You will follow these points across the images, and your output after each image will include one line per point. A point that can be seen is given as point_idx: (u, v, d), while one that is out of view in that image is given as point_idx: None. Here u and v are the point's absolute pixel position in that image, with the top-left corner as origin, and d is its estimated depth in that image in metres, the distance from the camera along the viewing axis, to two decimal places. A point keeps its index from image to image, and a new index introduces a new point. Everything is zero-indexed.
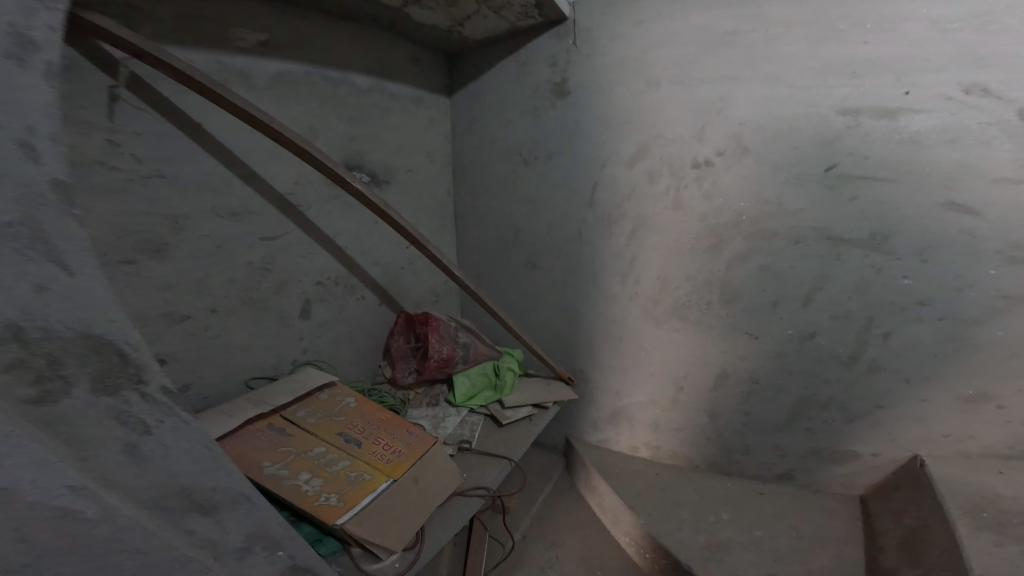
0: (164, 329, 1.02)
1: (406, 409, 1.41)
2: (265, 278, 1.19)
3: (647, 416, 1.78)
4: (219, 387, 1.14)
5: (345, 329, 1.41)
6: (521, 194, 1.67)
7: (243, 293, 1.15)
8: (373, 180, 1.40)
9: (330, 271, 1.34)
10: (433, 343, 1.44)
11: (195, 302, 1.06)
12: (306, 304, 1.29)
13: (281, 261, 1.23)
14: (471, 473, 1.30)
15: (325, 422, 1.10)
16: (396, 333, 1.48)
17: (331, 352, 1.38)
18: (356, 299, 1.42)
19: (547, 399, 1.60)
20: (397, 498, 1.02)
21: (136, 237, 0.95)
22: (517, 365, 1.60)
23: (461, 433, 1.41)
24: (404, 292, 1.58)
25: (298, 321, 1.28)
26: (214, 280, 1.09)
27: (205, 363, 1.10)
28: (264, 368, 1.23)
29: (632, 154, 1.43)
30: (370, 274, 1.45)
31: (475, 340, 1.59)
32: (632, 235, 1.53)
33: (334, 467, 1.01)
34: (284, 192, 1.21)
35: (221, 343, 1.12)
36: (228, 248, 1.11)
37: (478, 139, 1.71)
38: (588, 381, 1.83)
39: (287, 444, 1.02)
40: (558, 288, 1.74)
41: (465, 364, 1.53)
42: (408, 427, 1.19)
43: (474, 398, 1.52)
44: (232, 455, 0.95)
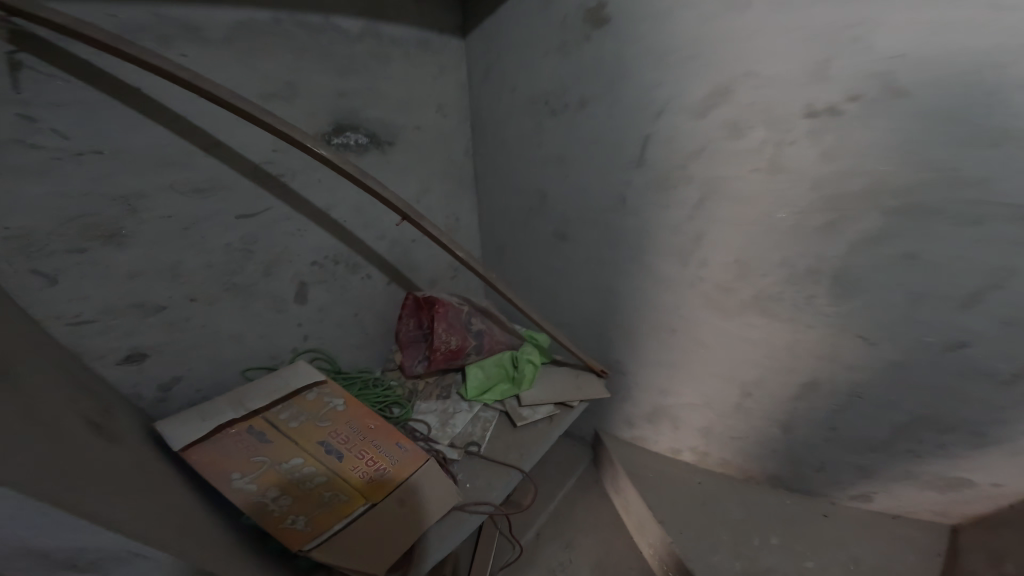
0: (138, 321, 0.97)
1: (413, 403, 1.34)
2: (249, 262, 1.10)
3: (696, 417, 1.54)
4: (213, 378, 1.13)
5: (350, 313, 1.35)
6: (549, 151, 1.37)
7: (225, 280, 1.07)
8: (372, 142, 1.25)
9: (328, 251, 1.24)
10: (439, 333, 1.33)
11: (168, 288, 0.99)
12: (301, 288, 1.21)
13: (266, 239, 1.11)
14: (476, 483, 1.21)
15: (308, 430, 1.04)
16: (405, 318, 1.40)
17: (334, 335, 1.34)
18: (360, 277, 1.33)
19: (573, 398, 1.43)
20: (374, 520, 0.95)
21: (84, 222, 0.86)
22: (538, 357, 1.45)
23: (471, 432, 1.33)
24: (416, 271, 1.48)
25: (294, 305, 1.22)
26: (186, 264, 1.00)
27: (192, 355, 1.07)
28: (261, 358, 1.20)
29: (705, 100, 1.03)
30: (375, 249, 1.34)
31: (491, 328, 1.46)
32: (697, 208, 1.17)
33: (308, 484, 0.95)
34: (259, 162, 1.06)
35: (207, 332, 1.08)
36: (196, 228, 1.00)
37: (495, 87, 1.41)
38: (628, 375, 1.60)
39: (261, 453, 0.97)
40: (592, 270, 1.47)
41: (478, 355, 1.42)
42: (398, 440, 1.11)
43: (489, 392, 1.41)
44: (201, 463, 0.90)
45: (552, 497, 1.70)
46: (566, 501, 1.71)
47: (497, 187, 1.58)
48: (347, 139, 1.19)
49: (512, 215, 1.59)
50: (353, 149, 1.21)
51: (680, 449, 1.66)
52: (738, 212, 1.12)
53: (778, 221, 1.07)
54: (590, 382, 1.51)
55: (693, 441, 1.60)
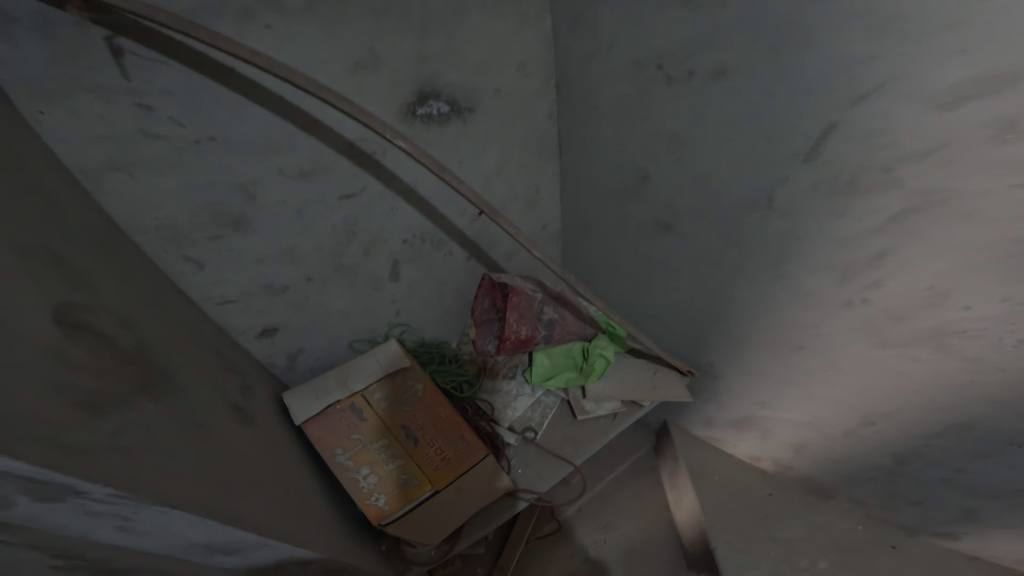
0: (267, 299, 1.06)
1: (481, 380, 1.39)
2: (352, 242, 1.13)
3: (794, 432, 1.40)
4: (327, 349, 1.24)
5: (434, 290, 1.39)
6: (656, 128, 1.11)
7: (333, 261, 1.12)
8: (453, 109, 1.19)
9: (416, 228, 1.24)
10: (508, 321, 1.33)
11: (287, 269, 1.06)
12: (394, 265, 1.25)
13: (364, 221, 1.12)
14: (527, 470, 1.27)
15: (393, 413, 1.09)
16: (480, 296, 1.42)
17: (421, 311, 1.40)
18: (443, 254, 1.35)
19: (645, 399, 1.35)
20: (438, 508, 1.02)
21: (215, 211, 0.91)
22: (611, 353, 1.37)
23: (529, 417, 1.36)
24: (494, 245, 1.45)
25: (390, 284, 1.27)
26: (300, 246, 1.05)
27: (311, 329, 1.18)
28: (363, 331, 1.29)
29: (956, 90, 0.67)
30: (458, 226, 1.32)
31: (565, 316, 1.41)
32: (878, 233, 0.86)
33: (389, 466, 1.03)
34: (354, 140, 1.01)
35: (317, 310, 1.16)
36: (310, 210, 1.02)
37: (586, 47, 1.18)
38: (720, 380, 1.42)
39: (355, 431, 1.05)
40: (686, 274, 1.27)
41: (547, 343, 1.38)
42: (463, 433, 1.09)
43: (553, 378, 1.38)
44: (313, 436, 1.03)
45: (607, 475, 1.79)
46: (631, 484, 1.80)
47: (585, 163, 1.39)
48: (428, 109, 1.15)
49: (604, 194, 1.38)
50: (436, 119, 1.17)
51: (760, 457, 1.62)
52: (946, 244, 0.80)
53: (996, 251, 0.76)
54: (669, 382, 1.39)
55: (781, 451, 1.52)
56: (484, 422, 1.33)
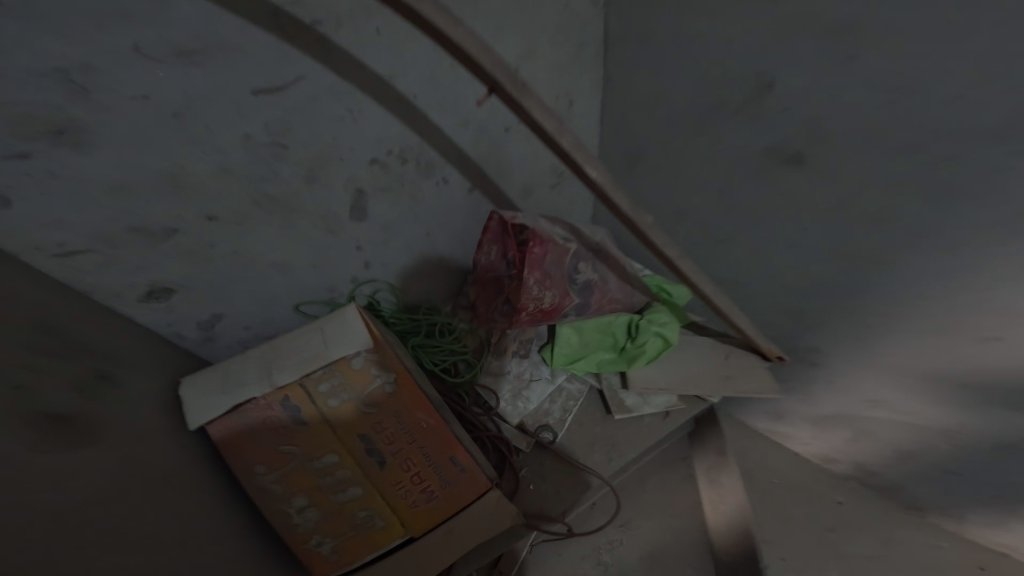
0: (148, 248, 0.72)
1: (483, 360, 1.03)
2: (282, 163, 0.79)
3: (905, 438, 1.06)
4: (262, 316, 0.90)
5: (422, 231, 1.06)
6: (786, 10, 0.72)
7: (251, 190, 0.77)
8: None
9: (388, 141, 0.91)
10: (526, 282, 0.93)
11: (171, 205, 0.71)
12: (359, 197, 0.91)
13: (301, 129, 0.79)
14: (542, 486, 0.93)
15: (346, 416, 0.75)
16: (486, 245, 1.04)
17: (399, 262, 1.05)
18: (434, 182, 1.02)
19: (712, 393, 1.00)
20: (413, 564, 0.70)
21: (10, 113, 0.56)
22: (672, 332, 1.00)
23: (547, 412, 1.01)
24: (508, 173, 1.14)
25: (351, 225, 0.92)
26: (187, 168, 0.71)
27: (233, 287, 0.83)
28: (316, 290, 0.94)
29: None
30: (456, 140, 1.01)
31: (607, 279, 1.01)
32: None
33: (340, 496, 0.71)
34: (280, 3, 0.69)
35: (239, 262, 0.81)
36: (191, 116, 0.68)
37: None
38: (819, 371, 1.05)
39: (289, 443, 0.72)
40: (791, 222, 0.89)
41: (579, 314, 1.00)
42: (452, 453, 0.75)
43: (582, 361, 1.03)
44: (224, 444, 0.71)
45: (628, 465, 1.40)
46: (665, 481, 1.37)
47: (644, 55, 0.95)
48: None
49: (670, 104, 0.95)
50: None
51: (834, 458, 1.30)
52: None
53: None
54: (745, 371, 1.03)
55: (874, 455, 1.18)
56: (486, 418, 0.97)
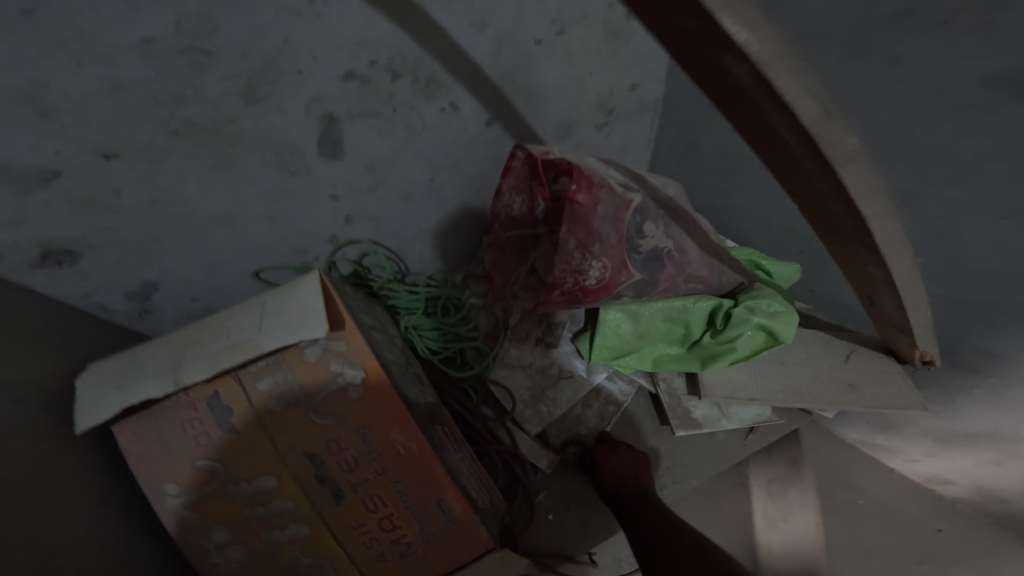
0: (17, 197, 0.54)
1: (499, 347, 0.81)
2: (207, 75, 0.57)
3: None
4: (208, 284, 0.74)
5: (426, 176, 0.82)
6: None
7: (163, 114, 0.57)
8: None
9: (370, 47, 0.65)
10: (563, 245, 0.71)
11: (38, 137, 0.53)
12: (331, 126, 0.68)
13: (231, 29, 0.56)
14: (564, 517, 0.73)
15: (292, 426, 0.54)
16: (508, 193, 0.79)
17: (395, 217, 0.83)
18: (442, 111, 0.76)
19: (823, 407, 0.73)
20: None
21: None
22: (781, 326, 0.72)
23: (577, 419, 0.78)
24: (541, 101, 0.85)
25: (319, 162, 0.70)
26: (55, 87, 0.51)
27: (160, 246, 0.66)
28: (276, 250, 0.76)
29: None
30: (473, 52, 0.74)
31: (687, 248, 0.73)
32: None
33: (277, 535, 0.53)
34: None
35: (161, 214, 0.64)
36: (46, 11, 0.48)
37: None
38: (981, 382, 0.75)
39: (209, 459, 0.53)
40: (968, 171, 0.58)
41: (636, 296, 0.74)
42: (437, 498, 0.53)
43: (633, 356, 0.77)
44: (129, 451, 0.53)
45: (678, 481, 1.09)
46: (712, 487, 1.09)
47: None
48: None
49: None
50: None
51: (948, 482, 1.01)
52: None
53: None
54: (875, 379, 0.74)
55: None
56: (497, 425, 0.76)
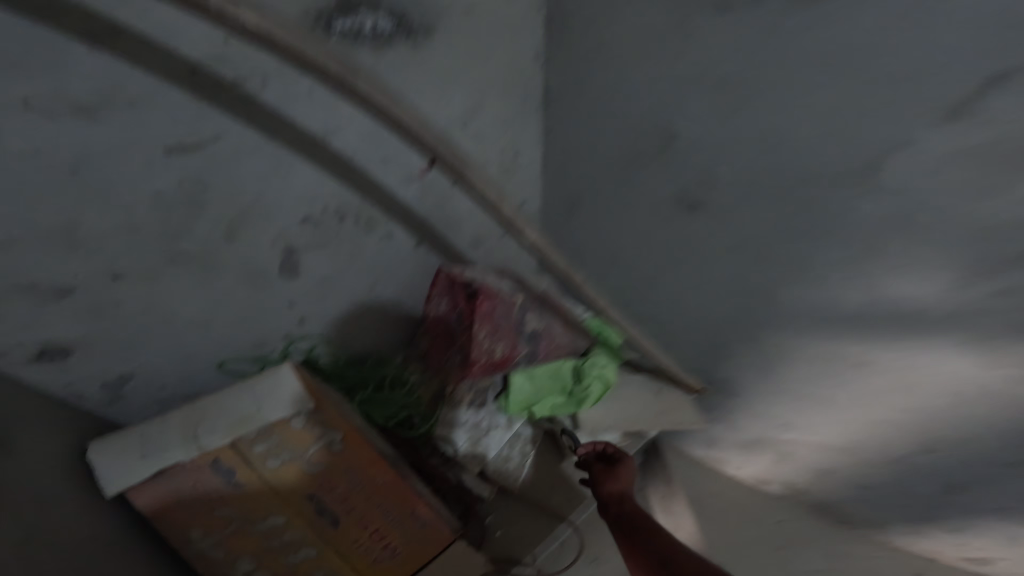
0: (34, 307, 0.70)
1: (439, 411, 1.02)
2: (200, 219, 0.79)
3: (822, 461, 1.09)
4: (176, 380, 0.88)
5: (366, 284, 1.06)
6: (690, 72, 0.80)
7: (166, 245, 0.77)
8: (399, 28, 0.85)
9: (322, 198, 0.91)
10: (477, 333, 0.99)
11: (64, 265, 0.71)
12: (289, 255, 0.92)
13: (221, 187, 0.79)
14: (509, 532, 0.96)
15: (289, 479, 0.71)
16: (435, 298, 1.08)
17: (339, 317, 1.05)
18: (378, 238, 1.03)
19: (652, 428, 1.08)
20: None
21: None
22: (611, 374, 1.07)
23: (506, 459, 1.01)
24: (456, 225, 1.15)
25: (279, 281, 0.92)
26: (86, 225, 0.70)
27: (138, 347, 0.82)
28: (239, 348, 0.93)
29: None
30: (400, 196, 1.03)
31: (552, 327, 1.08)
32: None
33: (292, 555, 0.71)
34: (200, 62, 0.70)
35: (148, 321, 0.81)
36: (89, 172, 0.68)
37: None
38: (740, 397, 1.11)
39: (227, 509, 0.70)
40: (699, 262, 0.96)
41: (529, 363, 1.05)
42: (413, 510, 0.73)
43: (535, 406, 1.04)
44: (156, 509, 0.69)
45: None
46: None
47: (577, 119, 1.06)
48: (356, 22, 0.80)
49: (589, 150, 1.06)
50: (369, 39, 0.82)
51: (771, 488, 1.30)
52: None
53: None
54: (675, 405, 1.12)
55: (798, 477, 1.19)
56: (446, 469, 0.99)
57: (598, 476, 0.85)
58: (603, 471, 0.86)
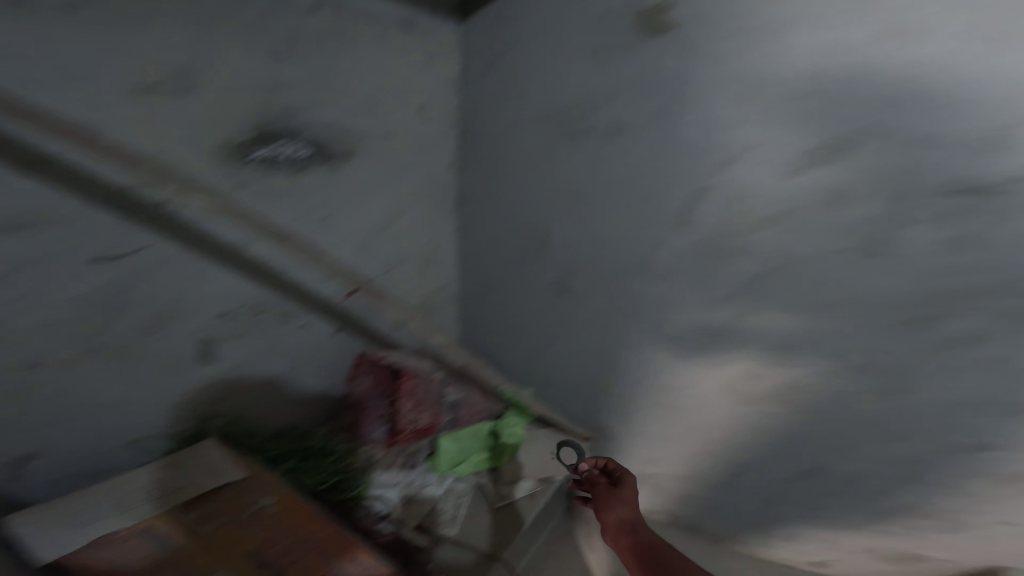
0: None
1: (370, 475, 1.15)
2: (120, 315, 0.88)
3: (673, 490, 1.30)
4: (80, 461, 0.92)
5: (284, 366, 1.18)
6: (563, 186, 1.10)
7: (84, 336, 0.85)
8: (317, 152, 1.01)
9: (242, 296, 1.03)
10: (403, 407, 1.19)
11: None
12: (206, 345, 1.02)
13: (144, 290, 0.89)
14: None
15: (226, 537, 0.80)
16: (360, 377, 1.23)
17: (256, 398, 1.16)
18: (295, 326, 1.16)
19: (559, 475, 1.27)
20: None
21: None
22: (520, 431, 1.30)
23: (442, 512, 1.17)
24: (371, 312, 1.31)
25: (194, 365, 1.02)
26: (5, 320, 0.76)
27: (46, 430, 0.86)
28: (150, 428, 1.00)
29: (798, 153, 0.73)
30: (318, 291, 1.17)
31: (469, 397, 1.31)
32: (767, 222, 0.80)
33: None
34: (128, 186, 0.81)
35: (64, 404, 0.87)
36: (13, 277, 0.75)
37: (496, 93, 1.17)
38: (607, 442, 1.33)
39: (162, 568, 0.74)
40: (577, 330, 1.23)
41: (452, 428, 1.28)
42: (349, 552, 0.82)
43: (464, 463, 1.26)
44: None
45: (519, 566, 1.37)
46: None
47: (482, 215, 1.33)
48: (275, 151, 0.95)
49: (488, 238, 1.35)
50: (288, 163, 0.98)
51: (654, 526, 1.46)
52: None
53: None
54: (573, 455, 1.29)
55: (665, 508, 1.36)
56: (381, 525, 1.10)
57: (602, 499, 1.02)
58: (606, 493, 1.02)
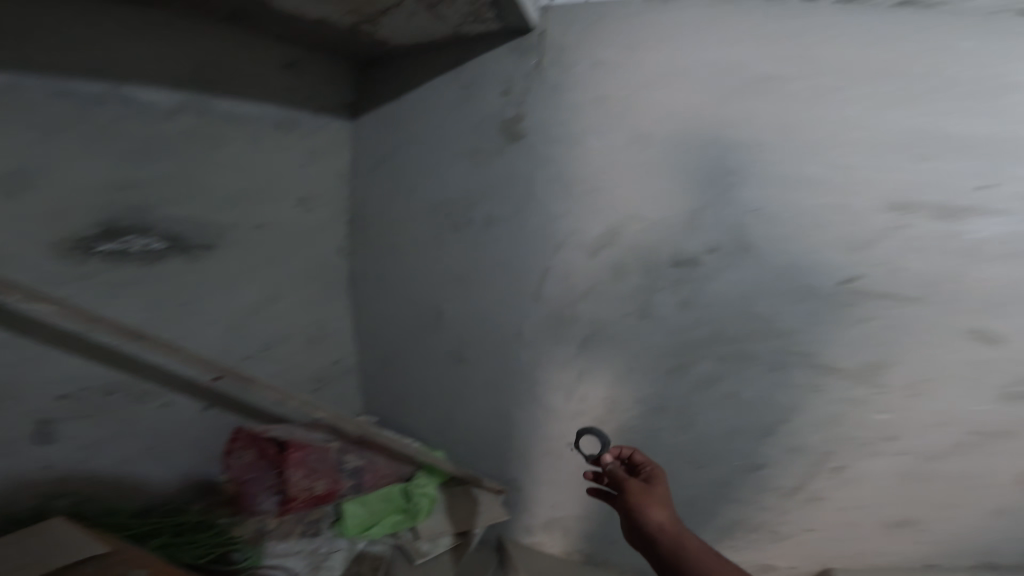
0: None
1: (260, 545, 1.19)
2: None
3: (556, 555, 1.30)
4: None
5: (142, 446, 1.13)
6: (449, 268, 1.21)
7: None
8: (172, 245, 1.08)
9: (87, 376, 1.01)
10: (293, 478, 1.20)
11: None
12: (44, 425, 0.98)
13: None
14: None
15: None
16: (238, 451, 1.23)
17: (108, 483, 1.10)
18: (155, 405, 1.13)
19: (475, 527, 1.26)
20: None
21: None
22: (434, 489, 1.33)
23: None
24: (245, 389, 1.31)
25: (31, 448, 0.97)
26: None
27: None
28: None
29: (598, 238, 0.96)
30: (181, 372, 1.15)
31: (374, 460, 1.34)
32: (583, 295, 1.00)
33: None
34: None
35: None
36: None
37: (382, 184, 1.32)
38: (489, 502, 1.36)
39: None
40: (458, 396, 1.31)
41: (357, 492, 1.31)
42: None
43: (376, 526, 1.29)
44: None
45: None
46: None
47: (371, 292, 1.43)
48: (124, 244, 1.01)
49: (379, 315, 1.44)
50: (137, 255, 1.03)
51: None
52: (777, 266, 0.82)
53: (878, 278, 0.77)
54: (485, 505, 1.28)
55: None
56: None
57: (634, 495, 0.76)
58: (639, 488, 0.77)
